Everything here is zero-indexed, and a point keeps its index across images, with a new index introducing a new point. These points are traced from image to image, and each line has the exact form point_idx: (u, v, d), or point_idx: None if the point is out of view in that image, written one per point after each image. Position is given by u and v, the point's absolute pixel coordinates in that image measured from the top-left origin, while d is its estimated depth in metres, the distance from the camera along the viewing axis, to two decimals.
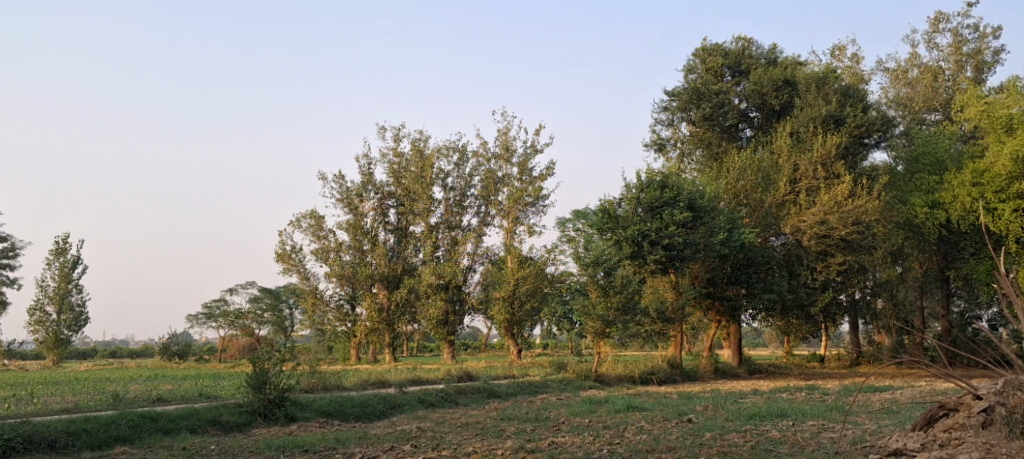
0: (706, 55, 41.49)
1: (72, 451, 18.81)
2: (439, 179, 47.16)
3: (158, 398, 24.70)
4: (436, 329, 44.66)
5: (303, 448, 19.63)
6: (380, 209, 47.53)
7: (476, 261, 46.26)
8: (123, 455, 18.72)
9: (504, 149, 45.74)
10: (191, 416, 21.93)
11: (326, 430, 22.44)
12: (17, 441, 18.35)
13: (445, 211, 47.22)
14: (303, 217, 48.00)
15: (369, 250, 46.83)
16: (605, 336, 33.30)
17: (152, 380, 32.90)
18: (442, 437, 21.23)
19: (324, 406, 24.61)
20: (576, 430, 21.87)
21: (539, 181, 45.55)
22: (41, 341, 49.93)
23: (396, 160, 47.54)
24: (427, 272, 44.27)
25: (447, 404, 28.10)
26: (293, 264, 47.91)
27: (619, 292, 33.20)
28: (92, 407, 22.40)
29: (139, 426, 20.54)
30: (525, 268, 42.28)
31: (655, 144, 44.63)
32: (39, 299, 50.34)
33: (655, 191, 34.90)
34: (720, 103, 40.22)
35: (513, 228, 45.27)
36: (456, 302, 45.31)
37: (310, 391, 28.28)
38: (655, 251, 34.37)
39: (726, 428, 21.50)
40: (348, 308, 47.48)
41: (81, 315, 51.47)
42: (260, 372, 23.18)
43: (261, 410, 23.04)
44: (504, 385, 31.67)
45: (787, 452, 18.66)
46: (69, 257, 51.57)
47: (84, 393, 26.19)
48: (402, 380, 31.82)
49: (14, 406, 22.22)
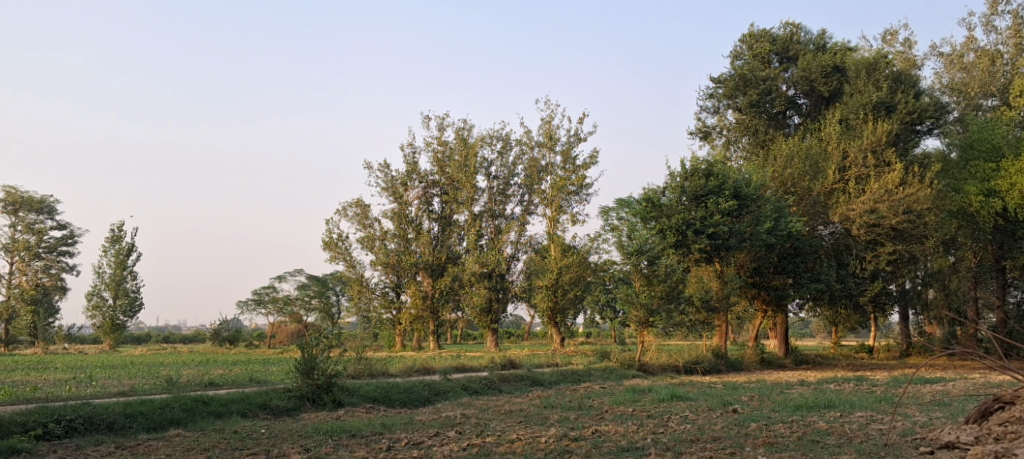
0: (753, 41, 40.89)
1: (129, 433, 19.33)
2: (483, 168, 47.31)
3: (211, 382, 25.33)
4: (479, 317, 44.92)
5: (350, 433, 19.98)
6: (424, 198, 47.91)
7: (519, 250, 46.37)
8: (178, 437, 19.22)
9: (547, 137, 45.69)
10: (242, 400, 22.45)
11: (372, 415, 22.77)
12: (78, 422, 18.97)
13: (489, 200, 47.34)
14: (349, 206, 48.56)
15: (413, 239, 47.20)
16: (649, 326, 33.17)
17: (205, 364, 33.70)
18: (486, 424, 21.41)
19: (370, 392, 24.97)
20: (620, 419, 21.89)
21: (582, 170, 45.42)
22: (99, 326, 51.40)
23: (440, 149, 47.71)
24: (471, 260, 44.53)
25: (491, 391, 28.32)
26: (340, 252, 48.56)
27: (662, 281, 33.03)
28: (147, 391, 23.03)
29: (193, 409, 21.09)
30: (569, 257, 42.26)
31: (700, 131, 44.21)
32: (96, 286, 51.80)
33: (700, 180, 34.68)
34: (768, 90, 39.73)
35: (556, 217, 45.26)
36: (500, 290, 45.58)
37: (356, 377, 28.70)
38: (700, 240, 34.28)
39: (772, 419, 21.35)
40: (393, 295, 47.98)
41: (136, 301, 52.83)
42: (308, 358, 23.60)
43: (310, 395, 23.43)
44: (547, 373, 31.80)
45: (835, 443, 18.48)
46: (124, 244, 52.90)
47: (141, 376, 26.92)
48: (447, 367, 32.12)
49: (74, 388, 22.95)
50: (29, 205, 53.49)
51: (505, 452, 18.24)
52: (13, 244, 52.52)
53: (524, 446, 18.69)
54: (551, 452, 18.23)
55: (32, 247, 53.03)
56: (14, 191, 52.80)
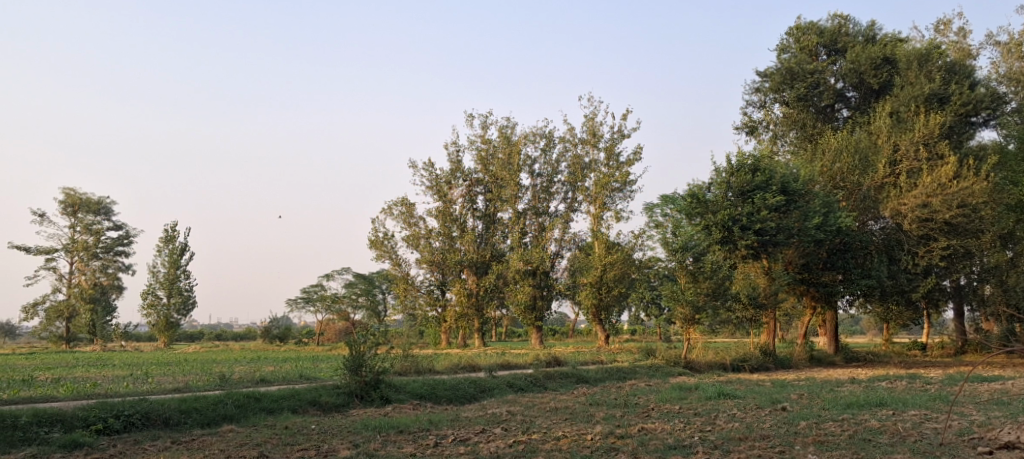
0: (800, 34, 40.30)
1: (184, 428, 19.79)
2: (526, 166, 47.33)
3: (262, 379, 25.82)
4: (524, 314, 45.08)
5: (398, 429, 20.21)
6: (468, 196, 48.13)
7: (563, 247, 46.34)
8: (231, 432, 19.62)
9: (591, 134, 45.59)
10: (293, 397, 22.83)
11: (419, 412, 22.99)
12: (135, 417, 19.43)
13: (533, 197, 47.38)
14: (395, 204, 48.99)
15: (458, 237, 47.44)
16: (694, 323, 32.98)
17: (256, 361, 34.33)
18: (532, 421, 21.49)
19: (417, 389, 25.22)
20: (666, 417, 21.80)
21: (626, 167, 45.20)
22: (154, 324, 52.65)
23: (484, 147, 47.88)
24: (515, 258, 44.61)
25: (536, 389, 28.38)
26: (386, 251, 49.02)
27: (709, 277, 32.78)
28: (201, 387, 23.56)
29: (245, 405, 21.52)
30: (614, 254, 42.08)
31: (746, 126, 43.77)
32: (151, 285, 53.05)
33: (746, 175, 34.25)
34: (815, 83, 39.19)
35: (600, 214, 45.17)
36: (544, 288, 45.61)
37: (403, 374, 29.00)
38: (746, 236, 33.93)
39: (822, 417, 21.07)
40: (438, 293, 48.32)
41: (189, 299, 53.99)
42: (356, 355, 23.91)
43: (358, 391, 23.73)
44: (592, 371, 31.74)
45: (888, 442, 18.18)
46: (178, 244, 54.05)
47: (194, 373, 27.53)
48: (493, 365, 32.27)
49: (132, 384, 23.57)
50: (87, 206, 54.98)
51: (551, 449, 18.30)
52: (72, 244, 54.02)
53: (569, 443, 18.71)
54: (597, 450, 18.23)
55: (91, 248, 54.43)
56: (72, 192, 54.32)
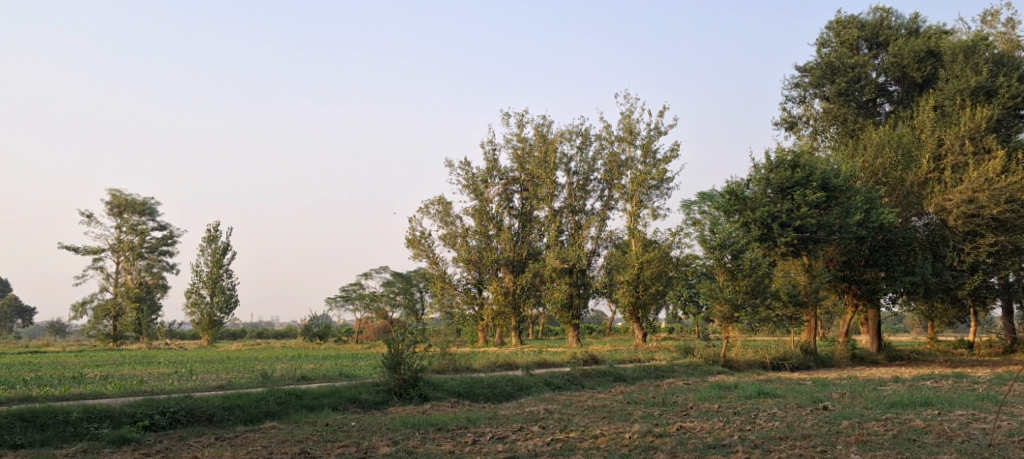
0: (841, 27, 39.71)
1: (228, 425, 20.12)
2: (563, 164, 47.25)
3: (303, 376, 26.14)
4: (560, 312, 45.12)
5: (436, 427, 20.34)
6: (504, 195, 48.19)
7: (600, 245, 46.19)
8: (273, 429, 19.90)
9: (627, 132, 45.40)
10: (333, 394, 23.10)
11: (457, 410, 23.10)
12: (181, 414, 19.78)
13: (569, 195, 47.28)
14: (431, 204, 49.25)
15: (495, 236, 47.51)
16: (733, 321, 32.75)
17: (297, 359, 34.77)
18: (569, 420, 21.48)
19: (455, 386, 25.36)
20: (705, 416, 21.66)
21: (663, 164, 44.91)
22: (197, 322, 53.54)
23: (520, 145, 47.92)
24: (551, 256, 44.56)
25: (573, 387, 28.35)
26: (423, 250, 49.31)
27: (747, 275, 32.53)
28: (244, 384, 23.93)
29: (286, 402, 21.81)
30: (651, 252, 41.86)
31: (785, 122, 43.26)
32: (194, 284, 53.95)
33: (786, 172, 33.88)
34: (857, 77, 38.58)
35: (637, 211, 44.96)
36: (581, 286, 45.53)
37: (440, 372, 29.14)
38: (786, 233, 33.57)
39: (865, 416, 20.76)
40: (475, 291, 48.51)
41: (232, 298, 54.83)
42: (395, 353, 24.05)
43: (397, 389, 23.93)
44: (630, 369, 31.65)
45: (934, 442, 17.87)
46: (220, 244, 54.88)
47: (237, 370, 27.95)
48: (530, 363, 32.31)
49: (177, 382, 23.99)
50: (132, 207, 56.06)
51: (589, 447, 18.28)
52: (118, 244, 55.13)
53: (607, 441, 18.68)
54: (635, 448, 18.16)
55: (136, 247, 55.39)
56: (118, 193, 55.45)
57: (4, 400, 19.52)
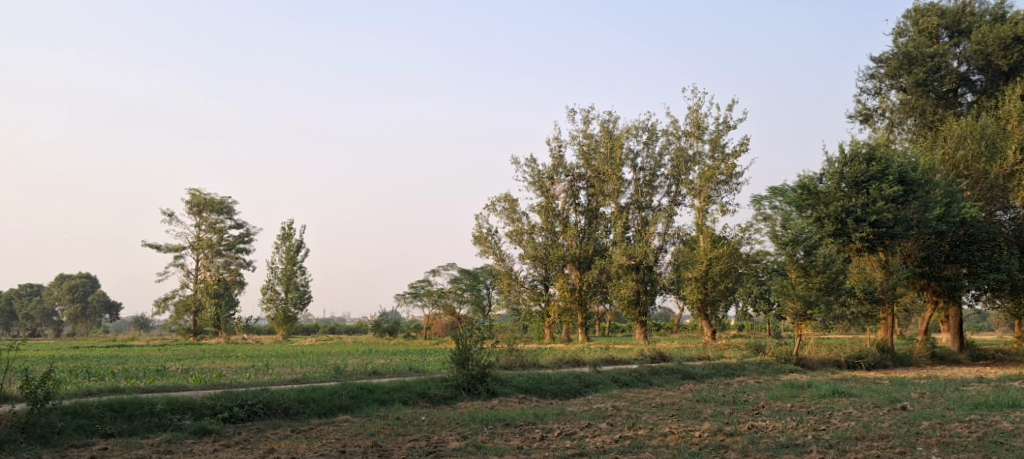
0: (919, 15, 38.58)
1: (302, 417, 20.57)
2: (629, 160, 46.84)
3: (374, 371, 26.60)
4: (628, 309, 44.89)
5: (505, 422, 20.44)
6: (570, 191, 48.12)
7: (667, 242, 45.71)
8: (346, 422, 20.28)
9: (695, 126, 44.83)
10: (403, 388, 23.43)
11: (524, 405, 23.17)
12: (258, 407, 20.30)
13: (635, 191, 46.95)
14: (498, 201, 49.49)
15: (561, 232, 47.44)
16: (806, 318, 32.01)
17: (368, 354, 35.38)
18: (638, 417, 21.33)
19: (523, 382, 25.44)
20: (777, 415, 21.27)
21: (732, 158, 44.21)
22: (273, 318, 54.89)
23: (586, 141, 47.74)
24: (618, 253, 44.25)
25: (641, 384, 28.12)
26: (489, 246, 49.57)
27: (821, 271, 31.77)
28: (318, 378, 24.48)
29: (359, 396, 22.22)
30: (720, 248, 41.22)
31: (860, 114, 42.15)
32: (270, 280, 55.35)
33: (860, 165, 32.98)
34: (936, 67, 37.39)
35: (705, 207, 44.36)
36: (648, 283, 45.16)
37: (508, 368, 29.24)
38: (861, 228, 32.78)
39: (947, 417, 20.11)
40: (541, 288, 48.63)
41: (305, 294, 56.07)
42: (463, 349, 24.27)
43: (465, 384, 24.16)
44: (699, 366, 31.26)
45: (1021, 445, 17.22)
46: (294, 242, 56.16)
47: (311, 365, 28.58)
48: (597, 359, 32.17)
49: (254, 375, 24.68)
50: (211, 206, 57.77)
51: (658, 445, 18.13)
52: (198, 242, 56.91)
53: (677, 439, 18.49)
54: (706, 447, 17.95)
55: (215, 245, 57.05)
56: (198, 193, 57.21)
57: (94, 391, 20.35)
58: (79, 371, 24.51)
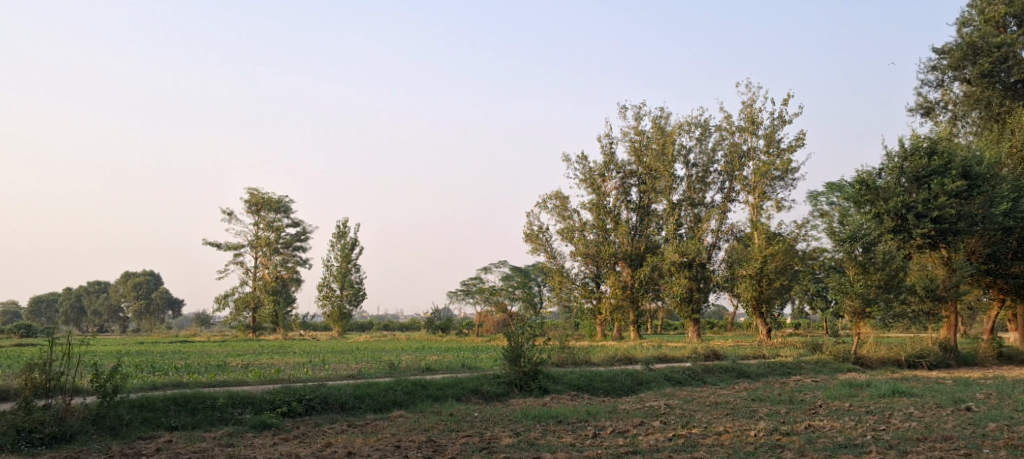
0: (985, 4, 37.46)
1: (358, 412, 20.87)
2: (681, 156, 46.40)
3: (427, 367, 26.84)
4: (680, 306, 44.48)
5: (557, 419, 20.46)
6: (622, 188, 47.84)
7: (720, 238, 45.18)
8: (400, 417, 20.52)
9: (749, 122, 44.22)
10: (456, 385, 23.61)
11: (577, 403, 23.16)
12: (315, 401, 20.68)
13: (688, 188, 46.49)
14: (549, 198, 49.47)
15: (612, 229, 47.13)
16: (865, 316, 31.39)
17: (421, 351, 35.78)
18: (691, 415, 21.17)
19: (574, 380, 25.43)
20: (835, 415, 20.89)
21: (788, 153, 43.48)
22: (328, 314, 55.77)
23: (638, 138, 47.36)
24: (670, 250, 43.90)
25: (694, 382, 27.87)
26: (541, 244, 49.59)
27: (880, 269, 31.03)
28: (372, 374, 24.82)
29: (413, 392, 22.47)
30: (775, 245, 40.60)
31: (921, 107, 41.09)
32: (326, 278, 56.23)
33: (921, 160, 32.27)
34: (1003, 57, 36.12)
35: (760, 203, 43.78)
36: (701, 280, 44.71)
37: (560, 365, 29.26)
38: (922, 225, 31.98)
39: (1014, 419, 19.53)
40: (593, 285, 48.53)
41: (360, 291, 56.81)
42: (515, 346, 24.38)
43: (517, 381, 24.20)
44: (754, 365, 30.85)
45: None
46: (349, 239, 56.93)
47: (366, 361, 29.01)
48: (649, 357, 32.00)
49: (311, 371, 25.13)
50: (269, 205, 58.88)
51: (712, 444, 17.97)
52: (256, 240, 58.04)
53: (732, 438, 18.31)
54: (761, 446, 17.74)
55: (272, 243, 58.09)
56: (256, 192, 58.38)
57: (159, 386, 20.93)
58: (144, 366, 25.26)
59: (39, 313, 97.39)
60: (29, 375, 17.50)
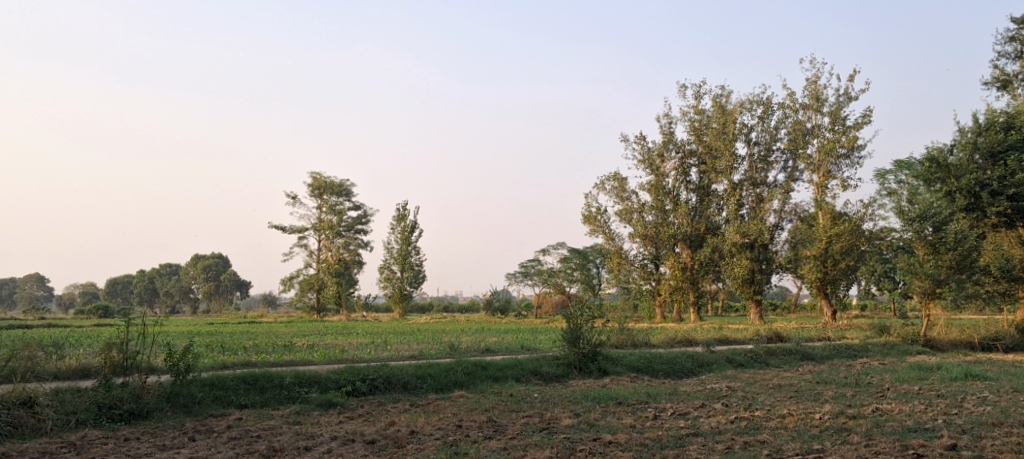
0: None
1: (420, 392, 21.12)
2: (743, 134, 45.50)
3: (487, 348, 27.00)
4: (742, 288, 43.85)
5: (617, 400, 20.38)
6: (681, 168, 47.20)
7: (783, 219, 44.26)
8: (461, 398, 20.69)
9: (813, 98, 43.14)
10: (516, 366, 23.69)
11: (637, 384, 23.05)
12: (378, 381, 20.97)
13: (750, 167, 45.61)
14: (607, 179, 49.16)
15: (671, 210, 46.56)
16: (935, 298, 30.28)
17: (481, 332, 36.08)
18: (754, 398, 20.87)
19: (634, 361, 25.31)
20: (904, 398, 20.37)
21: (854, 130, 42.33)
22: (389, 296, 56.52)
23: (698, 117, 46.65)
24: (731, 231, 43.22)
25: (757, 365, 27.47)
26: (599, 226, 49.35)
27: (951, 249, 29.97)
28: (434, 355, 25.07)
29: (473, 373, 22.62)
30: (841, 225, 39.59)
31: (998, 80, 39.54)
32: (387, 260, 56.94)
33: (996, 134, 31.05)
34: None
35: (825, 182, 42.77)
36: (763, 261, 43.97)
37: (619, 347, 29.14)
38: (998, 202, 30.89)
39: None
40: (651, 267, 48.14)
41: (419, 273, 57.36)
42: (574, 327, 24.34)
43: (577, 363, 24.20)
44: (818, 347, 30.27)
45: None
46: (408, 222, 57.47)
47: (427, 342, 29.33)
48: (710, 339, 31.68)
49: (374, 351, 25.52)
50: (331, 189, 59.77)
51: (776, 427, 17.69)
52: (319, 223, 58.98)
53: (797, 421, 18.00)
54: (827, 429, 17.40)
55: (335, 226, 58.94)
56: (318, 176, 59.33)
57: (229, 365, 21.50)
58: (214, 345, 26.01)
59: (115, 294, 101.03)
60: (108, 353, 18.16)
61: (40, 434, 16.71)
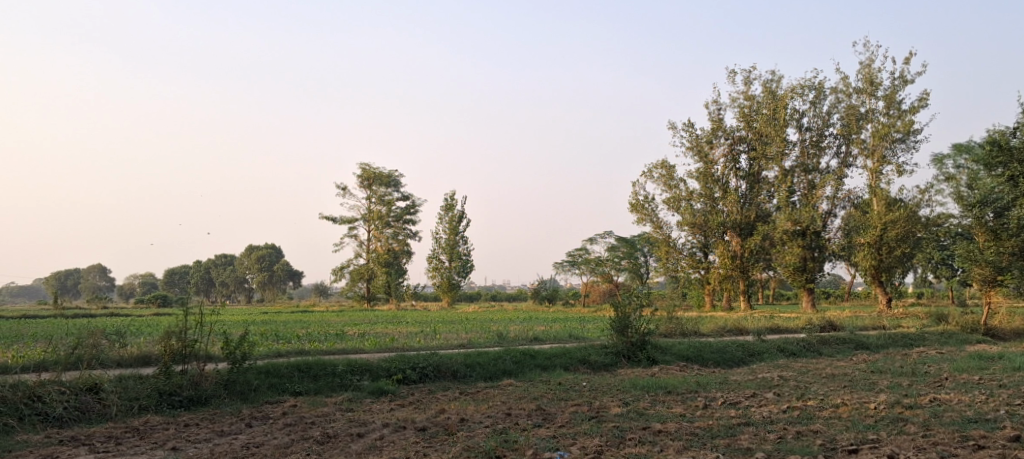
0: None
1: (470, 380, 21.28)
2: (794, 120, 44.69)
3: (535, 337, 27.06)
4: (793, 276, 43.25)
5: (666, 389, 20.27)
6: (730, 155, 46.55)
7: (836, 205, 43.43)
8: (510, 386, 20.78)
9: (867, 82, 42.16)
10: (564, 355, 23.68)
11: (686, 373, 22.91)
12: (427, 370, 21.16)
13: (801, 153, 44.81)
14: (655, 168, 48.75)
15: (720, 198, 46.04)
16: (996, 284, 30.19)
17: (529, 321, 36.12)
18: (806, 387, 20.54)
19: (683, 351, 25.13)
20: (964, 388, 19.89)
21: (910, 115, 41.28)
22: (438, 285, 56.92)
23: (747, 103, 45.93)
24: (782, 218, 42.54)
25: (810, 354, 27.06)
26: (646, 214, 49.00)
27: (1014, 235, 29.17)
28: (482, 344, 25.19)
29: (522, 361, 22.69)
30: (896, 211, 38.64)
31: None
32: (435, 250, 57.33)
33: None
34: None
35: (879, 168, 41.84)
36: (815, 249, 43.29)
37: (668, 336, 28.94)
38: None
39: None
40: (700, 255, 47.72)
41: (468, 263, 57.63)
42: (622, 317, 24.22)
43: (625, 352, 24.12)
44: (873, 337, 29.68)
45: None
46: (456, 212, 57.76)
47: (476, 331, 29.47)
48: (761, 328, 31.28)
49: (423, 340, 25.74)
50: (380, 180, 60.29)
51: (830, 417, 17.42)
52: (369, 213, 59.58)
53: (851, 411, 17.69)
54: (882, 420, 17.07)
55: (384, 216, 59.45)
56: (368, 167, 59.93)
57: (283, 353, 21.88)
58: (269, 334, 26.52)
59: (172, 284, 103.63)
60: (167, 342, 18.59)
61: (105, 419, 17.19)
